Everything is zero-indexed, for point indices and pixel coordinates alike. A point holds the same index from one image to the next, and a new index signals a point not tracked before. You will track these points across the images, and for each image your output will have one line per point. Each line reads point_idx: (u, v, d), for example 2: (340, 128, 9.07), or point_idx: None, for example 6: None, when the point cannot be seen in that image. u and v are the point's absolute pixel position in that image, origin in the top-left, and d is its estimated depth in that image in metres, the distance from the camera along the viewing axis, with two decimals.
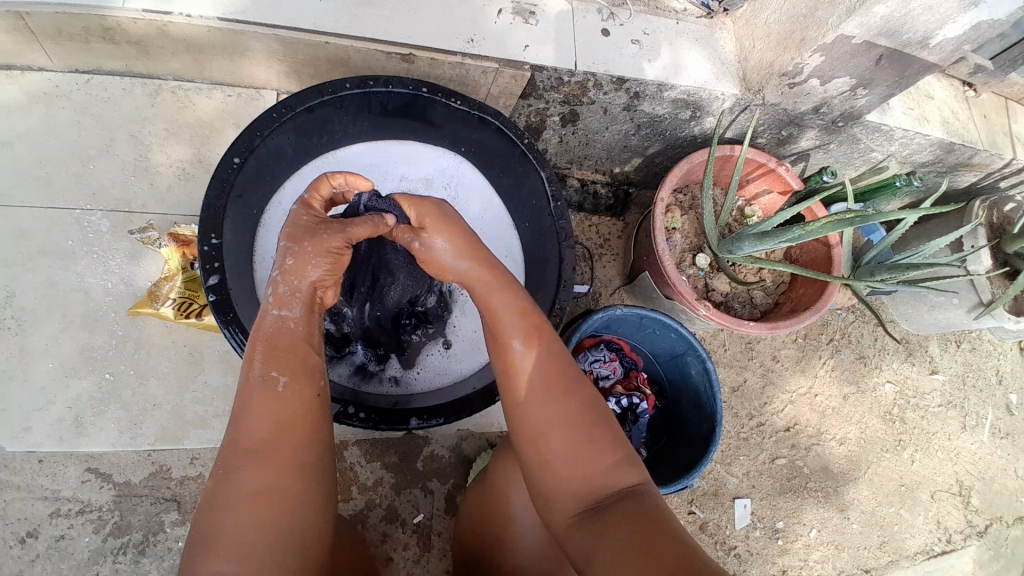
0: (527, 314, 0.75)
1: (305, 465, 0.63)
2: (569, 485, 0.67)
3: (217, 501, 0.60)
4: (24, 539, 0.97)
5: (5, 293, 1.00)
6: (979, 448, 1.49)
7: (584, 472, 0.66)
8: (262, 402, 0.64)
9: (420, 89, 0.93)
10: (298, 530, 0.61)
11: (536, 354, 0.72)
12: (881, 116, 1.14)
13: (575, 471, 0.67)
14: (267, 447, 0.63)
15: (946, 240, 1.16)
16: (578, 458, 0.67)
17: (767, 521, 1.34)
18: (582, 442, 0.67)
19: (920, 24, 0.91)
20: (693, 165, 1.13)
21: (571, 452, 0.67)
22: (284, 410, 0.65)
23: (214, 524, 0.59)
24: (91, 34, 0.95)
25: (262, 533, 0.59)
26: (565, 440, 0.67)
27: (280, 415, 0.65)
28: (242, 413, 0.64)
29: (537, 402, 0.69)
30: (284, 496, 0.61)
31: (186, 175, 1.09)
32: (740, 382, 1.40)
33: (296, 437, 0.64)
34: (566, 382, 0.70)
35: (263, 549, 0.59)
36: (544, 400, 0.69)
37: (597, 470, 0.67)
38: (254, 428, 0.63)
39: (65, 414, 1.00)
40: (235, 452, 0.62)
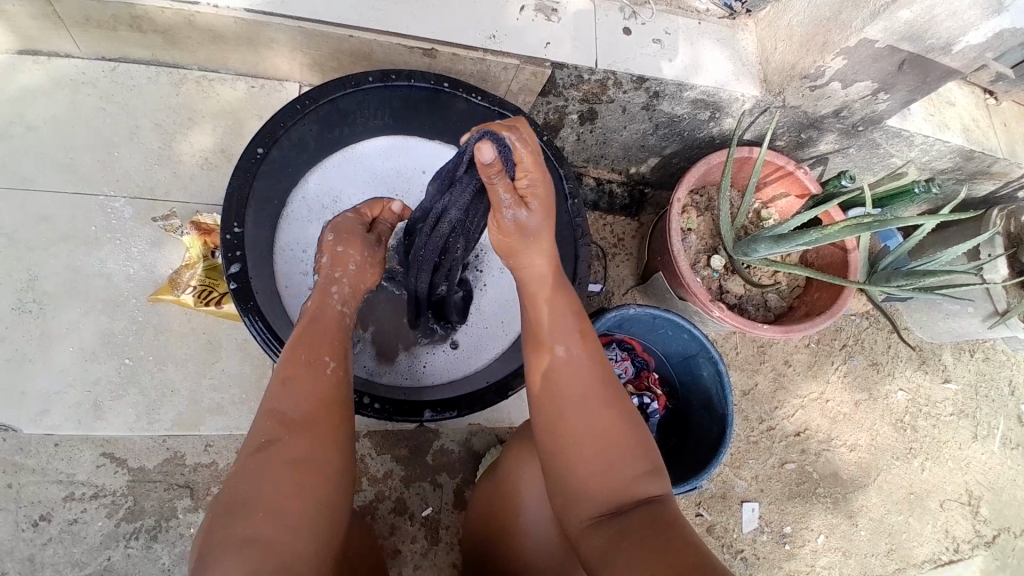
0: (572, 317, 0.76)
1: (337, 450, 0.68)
2: (592, 487, 0.68)
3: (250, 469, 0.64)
4: (37, 522, 0.98)
5: (28, 277, 1.01)
6: (990, 458, 1.48)
7: (608, 476, 0.68)
8: (306, 388, 0.70)
9: (441, 84, 0.94)
10: (322, 510, 0.64)
11: (579, 355, 0.74)
12: (902, 121, 1.14)
13: (599, 474, 0.68)
14: (307, 428, 0.67)
15: (964, 248, 1.15)
16: (604, 461, 0.68)
17: (775, 525, 1.34)
18: (610, 446, 0.69)
19: (944, 30, 0.91)
20: (711, 166, 1.13)
21: (598, 455, 0.68)
22: (323, 402, 0.70)
23: (245, 491, 0.63)
24: (119, 22, 0.96)
25: (290, 507, 0.62)
26: (594, 443, 0.69)
27: (319, 406, 0.70)
28: (287, 394, 0.70)
29: (571, 403, 0.71)
30: (317, 473, 0.65)
31: (209, 164, 1.10)
32: (751, 386, 1.39)
33: (331, 428, 0.69)
34: (603, 386, 0.72)
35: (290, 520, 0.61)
36: (575, 400, 0.71)
37: (622, 477, 0.68)
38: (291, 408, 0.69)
39: (84, 398, 1.01)
40: (274, 430, 0.67)
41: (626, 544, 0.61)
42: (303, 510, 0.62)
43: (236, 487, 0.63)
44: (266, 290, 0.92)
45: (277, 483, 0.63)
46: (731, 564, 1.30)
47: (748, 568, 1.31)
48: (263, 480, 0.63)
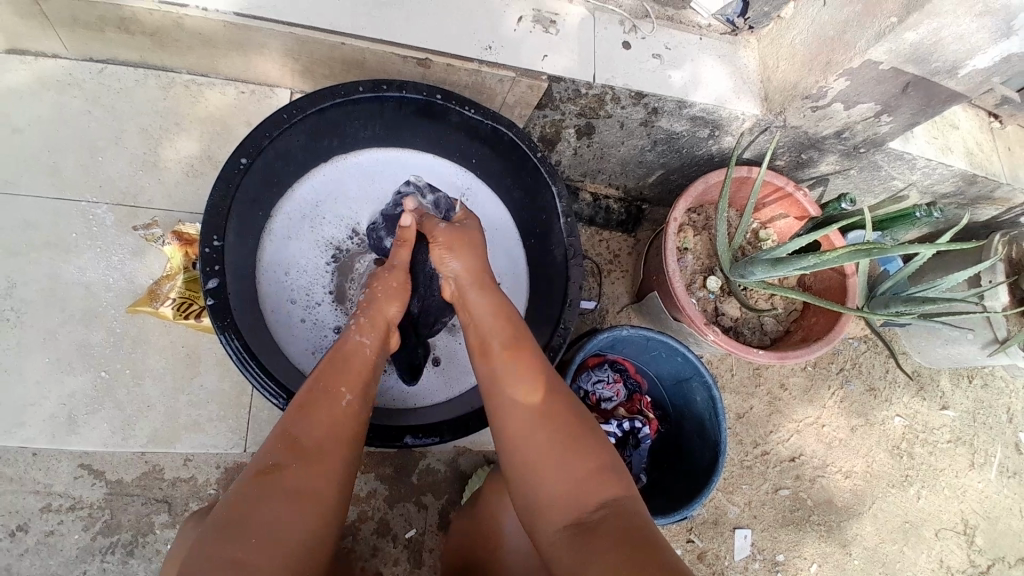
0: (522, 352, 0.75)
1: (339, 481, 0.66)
2: (559, 502, 0.65)
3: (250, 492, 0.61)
4: (13, 532, 0.94)
5: (6, 283, 0.98)
6: (986, 486, 1.45)
7: (568, 492, 0.65)
8: (326, 414, 0.69)
9: (434, 96, 0.91)
10: (314, 544, 0.61)
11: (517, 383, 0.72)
12: (904, 143, 1.12)
13: (565, 490, 0.66)
14: (316, 453, 0.66)
15: (964, 274, 1.12)
16: (562, 480, 0.66)
17: (767, 553, 1.31)
18: (569, 459, 0.67)
19: (949, 53, 0.88)
20: (710, 185, 1.10)
21: (557, 469, 0.66)
22: (339, 430, 0.69)
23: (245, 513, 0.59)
24: (105, 23, 0.94)
25: (285, 530, 0.59)
26: (551, 458, 0.67)
27: (337, 437, 0.69)
28: (300, 416, 0.68)
29: (522, 431, 0.69)
30: (321, 504, 0.63)
31: (194, 171, 1.07)
32: (746, 409, 1.36)
33: (344, 458, 0.68)
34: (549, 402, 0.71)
35: (283, 557, 0.58)
36: (526, 425, 0.69)
37: (580, 488, 0.65)
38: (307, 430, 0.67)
39: (59, 410, 0.97)
40: (286, 456, 0.64)
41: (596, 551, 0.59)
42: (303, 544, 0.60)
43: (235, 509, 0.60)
44: (248, 313, 0.89)
45: (275, 503, 0.60)
46: None
47: None
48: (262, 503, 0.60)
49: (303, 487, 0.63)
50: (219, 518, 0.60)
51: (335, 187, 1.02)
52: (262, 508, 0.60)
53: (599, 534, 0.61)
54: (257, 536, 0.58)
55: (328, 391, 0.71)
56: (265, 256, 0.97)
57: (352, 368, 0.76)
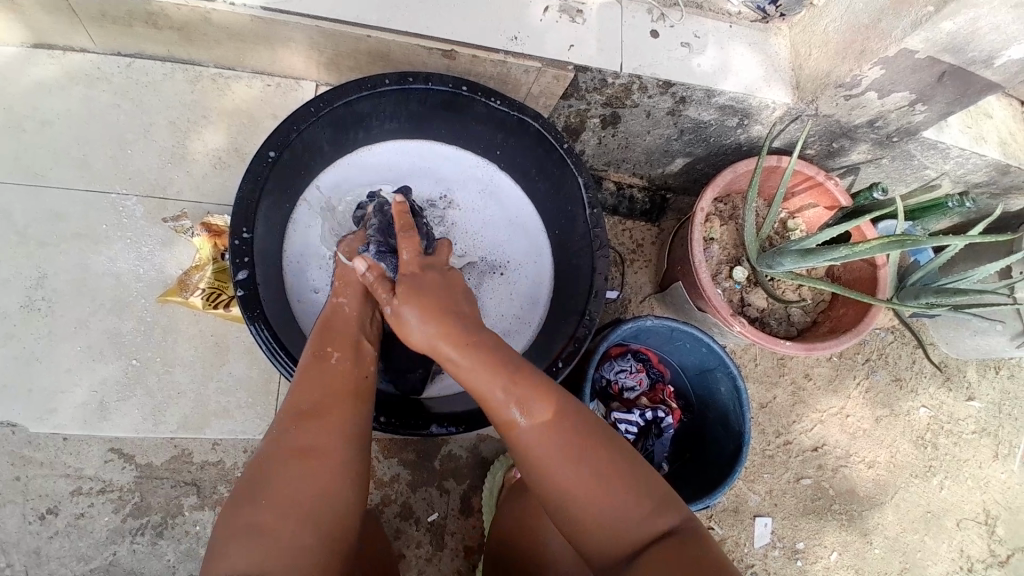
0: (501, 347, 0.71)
1: (352, 437, 0.67)
2: (604, 523, 0.66)
3: (263, 459, 0.63)
4: (43, 515, 0.98)
5: (37, 274, 1.01)
6: (1010, 478, 1.44)
7: (616, 521, 0.66)
8: (319, 376, 0.71)
9: (460, 87, 0.90)
10: (334, 505, 0.62)
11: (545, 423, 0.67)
12: (938, 133, 1.10)
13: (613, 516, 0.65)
14: (318, 414, 0.67)
15: (996, 266, 1.10)
16: (611, 507, 0.65)
17: (787, 541, 1.32)
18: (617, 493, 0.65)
19: (986, 43, 0.86)
20: (738, 174, 1.09)
21: (602, 493, 0.65)
22: (338, 388, 0.71)
23: (262, 480, 0.61)
24: (134, 18, 0.94)
25: (296, 490, 0.60)
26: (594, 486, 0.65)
27: (346, 401, 0.70)
28: (303, 384, 0.70)
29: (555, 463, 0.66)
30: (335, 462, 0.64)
31: (221, 163, 1.08)
32: (769, 398, 1.36)
33: (351, 414, 0.69)
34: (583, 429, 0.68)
35: (296, 508, 0.59)
36: (558, 455, 0.66)
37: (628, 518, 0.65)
38: (308, 395, 0.69)
39: (89, 398, 1.00)
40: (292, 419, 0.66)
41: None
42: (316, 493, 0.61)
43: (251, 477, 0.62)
44: (277, 304, 0.90)
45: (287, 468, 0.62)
46: None
47: None
48: (276, 466, 0.62)
49: (309, 444, 0.64)
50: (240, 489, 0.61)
51: (351, 181, 1.03)
52: (275, 473, 0.61)
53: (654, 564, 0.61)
54: (265, 498, 0.59)
55: (315, 355, 0.74)
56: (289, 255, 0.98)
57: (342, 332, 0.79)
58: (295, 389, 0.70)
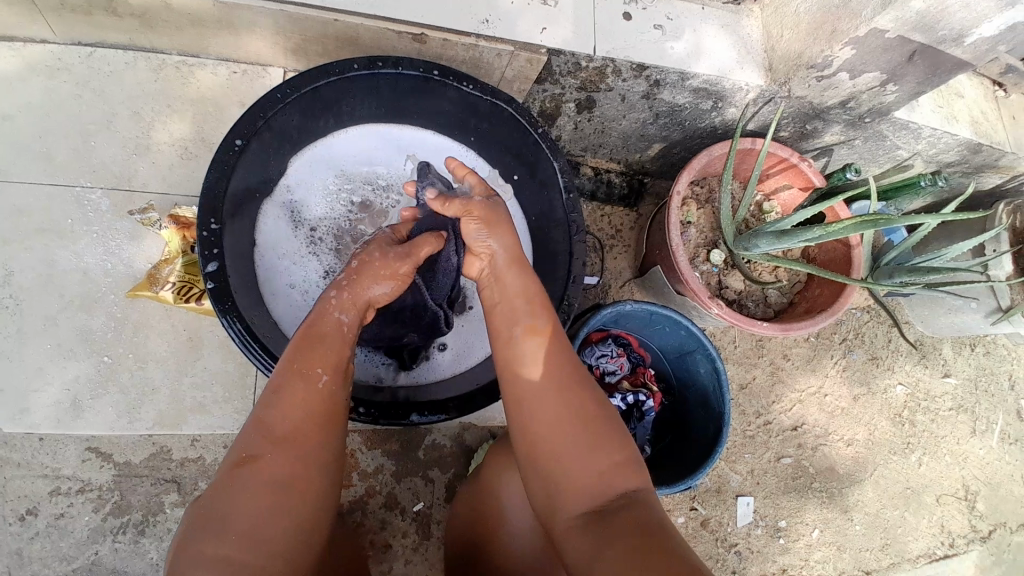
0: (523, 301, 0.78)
1: (321, 459, 0.66)
2: (568, 487, 0.67)
3: (231, 485, 0.62)
4: (22, 517, 0.97)
5: (5, 272, 0.99)
6: (987, 453, 1.47)
7: (577, 483, 0.67)
8: (297, 396, 0.68)
9: (431, 72, 0.90)
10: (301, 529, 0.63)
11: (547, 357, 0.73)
12: (909, 112, 1.10)
13: (578, 478, 0.67)
14: (292, 435, 0.66)
15: (970, 244, 1.12)
16: (575, 470, 0.67)
17: (770, 520, 1.33)
18: (586, 445, 0.68)
19: (956, 21, 0.87)
20: (712, 158, 1.09)
21: (569, 456, 0.67)
22: (316, 406, 0.68)
23: (226, 508, 0.61)
24: (95, 5, 0.92)
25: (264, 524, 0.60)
26: (563, 442, 0.68)
27: (319, 410, 0.68)
28: (276, 397, 0.68)
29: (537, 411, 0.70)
30: (300, 488, 0.64)
31: (188, 154, 1.07)
32: (749, 380, 1.37)
33: (321, 438, 0.67)
34: (563, 381, 0.71)
35: (258, 539, 0.60)
36: (540, 403, 0.70)
37: (588, 479, 0.67)
38: (283, 415, 0.67)
39: (63, 397, 0.99)
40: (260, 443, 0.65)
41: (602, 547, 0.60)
42: (280, 524, 0.61)
43: (216, 503, 0.61)
44: (248, 297, 0.89)
45: (254, 497, 0.61)
46: (724, 559, 1.30)
47: (741, 562, 1.31)
48: (242, 494, 0.61)
49: (278, 474, 0.63)
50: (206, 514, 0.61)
51: (319, 173, 1.02)
52: (242, 503, 0.61)
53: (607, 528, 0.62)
54: (232, 532, 0.59)
55: (298, 371, 0.69)
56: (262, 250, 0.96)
57: (322, 336, 0.74)
58: (266, 402, 0.68)
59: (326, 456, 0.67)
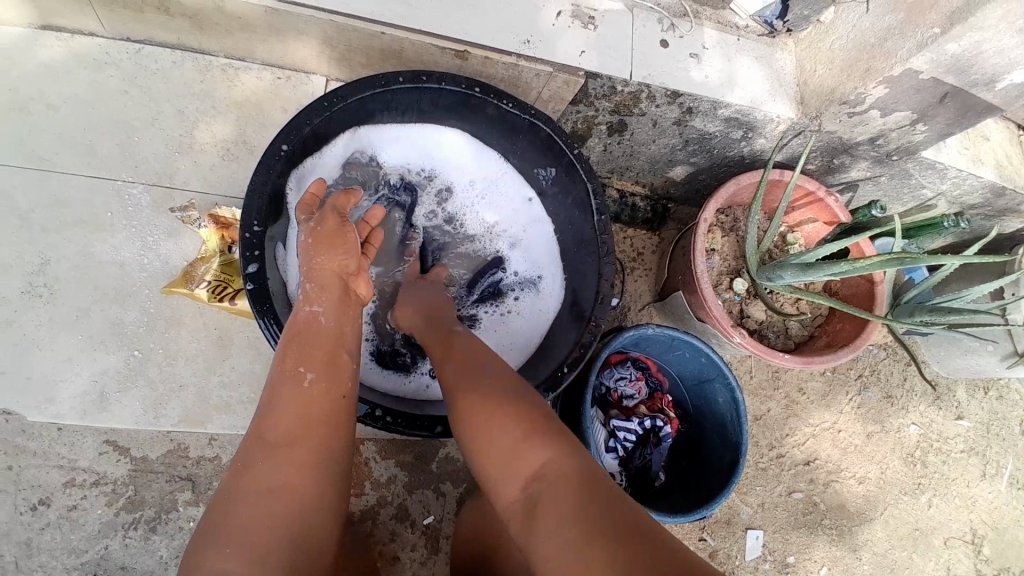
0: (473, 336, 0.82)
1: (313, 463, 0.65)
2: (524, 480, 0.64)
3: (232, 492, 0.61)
4: (35, 506, 0.96)
5: (40, 260, 0.99)
6: (996, 498, 1.45)
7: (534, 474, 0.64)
8: (288, 396, 0.68)
9: (473, 88, 0.91)
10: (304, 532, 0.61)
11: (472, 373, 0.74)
12: (936, 153, 1.12)
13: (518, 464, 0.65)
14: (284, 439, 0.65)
15: (991, 286, 1.12)
16: (518, 457, 0.65)
17: (778, 554, 1.32)
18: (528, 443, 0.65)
19: (988, 66, 0.88)
20: (741, 187, 1.10)
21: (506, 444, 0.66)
22: (314, 413, 0.68)
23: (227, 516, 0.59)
24: (147, 4, 0.94)
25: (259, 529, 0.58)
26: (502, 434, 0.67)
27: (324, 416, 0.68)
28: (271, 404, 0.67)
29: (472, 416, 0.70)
30: (302, 493, 0.62)
31: (230, 154, 1.08)
32: (763, 411, 1.37)
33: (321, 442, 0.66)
34: (494, 387, 0.71)
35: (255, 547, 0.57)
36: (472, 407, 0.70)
37: (530, 464, 0.64)
38: (279, 422, 0.66)
39: (90, 387, 0.99)
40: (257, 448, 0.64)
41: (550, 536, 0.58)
42: (281, 530, 0.59)
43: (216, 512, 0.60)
44: (286, 301, 0.89)
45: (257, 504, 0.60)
46: None
47: None
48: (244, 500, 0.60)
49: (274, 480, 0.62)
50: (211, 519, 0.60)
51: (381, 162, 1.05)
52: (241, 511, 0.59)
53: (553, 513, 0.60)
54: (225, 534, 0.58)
55: (289, 373, 0.69)
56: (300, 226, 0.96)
57: (314, 339, 0.73)
58: (262, 409, 0.67)
59: (331, 464, 0.66)
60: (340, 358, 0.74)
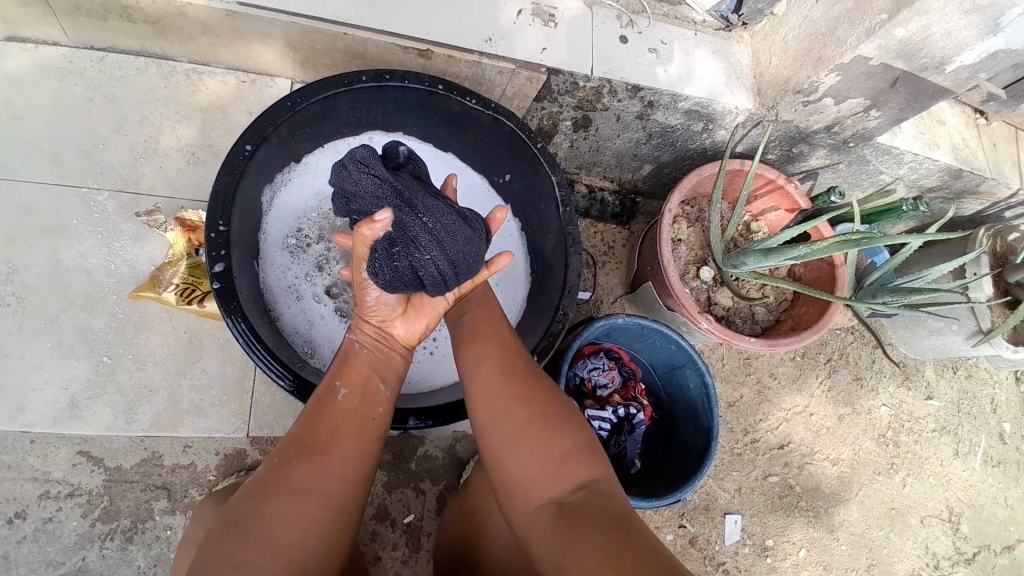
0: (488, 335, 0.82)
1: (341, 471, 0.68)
2: (539, 480, 0.69)
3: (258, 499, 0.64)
4: (11, 520, 0.96)
5: (7, 269, 0.99)
6: (970, 475, 1.49)
7: (551, 476, 0.69)
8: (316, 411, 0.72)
9: (436, 86, 0.93)
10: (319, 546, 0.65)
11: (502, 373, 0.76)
12: (892, 138, 1.15)
13: (547, 476, 0.69)
14: (321, 446, 0.69)
15: (951, 266, 1.14)
16: (550, 459, 0.70)
17: (757, 538, 1.34)
18: (544, 445, 0.70)
19: (937, 49, 0.91)
20: (703, 177, 1.13)
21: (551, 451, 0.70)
22: (339, 425, 0.71)
23: (250, 521, 0.63)
24: (108, 11, 0.95)
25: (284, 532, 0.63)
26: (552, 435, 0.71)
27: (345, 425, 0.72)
28: (314, 418, 0.71)
29: (506, 425, 0.72)
30: (325, 500, 0.66)
31: (195, 158, 1.09)
32: (737, 397, 1.39)
33: (345, 443, 0.70)
34: (521, 375, 0.76)
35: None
36: (500, 415, 0.73)
37: (568, 472, 0.69)
38: (313, 429, 0.70)
39: (61, 396, 0.99)
40: (285, 458, 0.67)
41: (578, 538, 0.62)
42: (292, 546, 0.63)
43: (240, 512, 0.64)
44: (255, 302, 0.91)
45: (279, 512, 0.63)
46: None
47: None
48: (261, 503, 0.64)
49: (303, 483, 0.66)
50: (230, 521, 0.63)
51: (297, 193, 1.02)
52: (268, 517, 0.63)
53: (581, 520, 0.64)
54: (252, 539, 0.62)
55: (327, 389, 0.74)
56: (276, 202, 1.00)
57: (358, 364, 0.77)
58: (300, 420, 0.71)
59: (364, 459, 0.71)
60: (375, 382, 0.77)
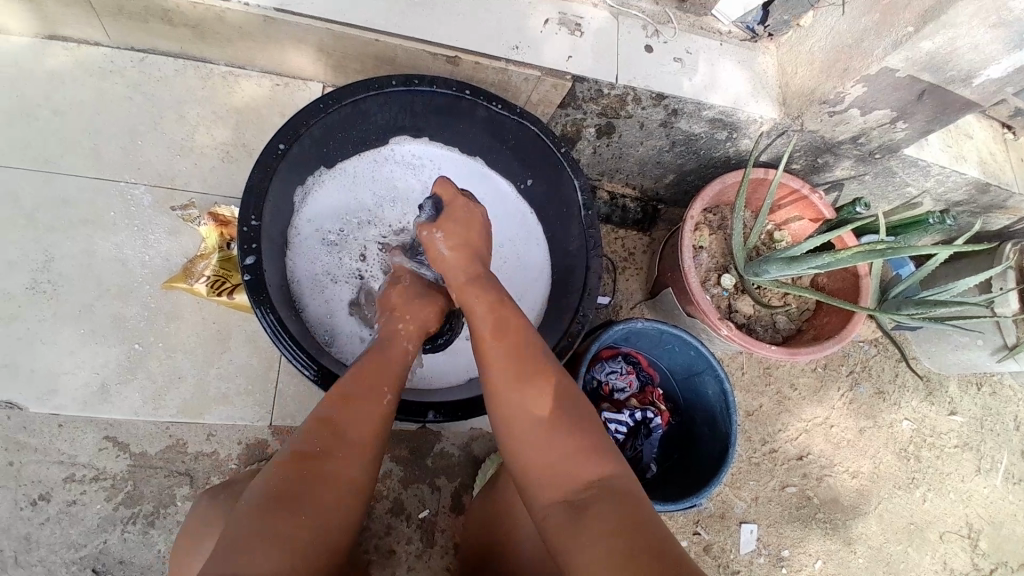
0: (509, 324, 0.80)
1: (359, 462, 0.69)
2: (553, 479, 0.69)
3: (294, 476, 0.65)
4: (35, 501, 0.99)
5: (44, 257, 1.03)
6: (992, 493, 1.47)
7: (566, 470, 0.69)
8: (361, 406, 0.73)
9: (463, 92, 0.95)
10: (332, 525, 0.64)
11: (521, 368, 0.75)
12: (918, 150, 1.15)
13: (561, 470, 0.69)
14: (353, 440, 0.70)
15: (976, 280, 1.13)
16: (565, 456, 0.69)
17: (773, 547, 1.34)
18: (558, 440, 0.70)
19: (964, 62, 0.91)
20: (725, 186, 1.13)
21: (554, 454, 0.70)
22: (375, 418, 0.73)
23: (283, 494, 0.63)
24: (150, 14, 0.98)
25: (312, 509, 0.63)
26: (549, 443, 0.70)
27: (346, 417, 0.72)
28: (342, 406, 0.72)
29: (527, 421, 0.72)
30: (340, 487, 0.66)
31: (230, 157, 1.12)
32: (755, 406, 1.39)
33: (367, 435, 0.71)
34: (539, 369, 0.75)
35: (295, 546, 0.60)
36: (517, 413, 0.73)
37: (578, 466, 0.69)
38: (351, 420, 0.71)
39: (92, 379, 1.02)
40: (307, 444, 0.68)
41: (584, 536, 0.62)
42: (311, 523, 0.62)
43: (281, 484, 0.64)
44: (281, 295, 0.94)
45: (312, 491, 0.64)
46: None
47: None
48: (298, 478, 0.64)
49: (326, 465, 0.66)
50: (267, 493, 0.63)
51: (331, 194, 1.06)
52: (301, 493, 0.63)
53: (585, 519, 0.64)
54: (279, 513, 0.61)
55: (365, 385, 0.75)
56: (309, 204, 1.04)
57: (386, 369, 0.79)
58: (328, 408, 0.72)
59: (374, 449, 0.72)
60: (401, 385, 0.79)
